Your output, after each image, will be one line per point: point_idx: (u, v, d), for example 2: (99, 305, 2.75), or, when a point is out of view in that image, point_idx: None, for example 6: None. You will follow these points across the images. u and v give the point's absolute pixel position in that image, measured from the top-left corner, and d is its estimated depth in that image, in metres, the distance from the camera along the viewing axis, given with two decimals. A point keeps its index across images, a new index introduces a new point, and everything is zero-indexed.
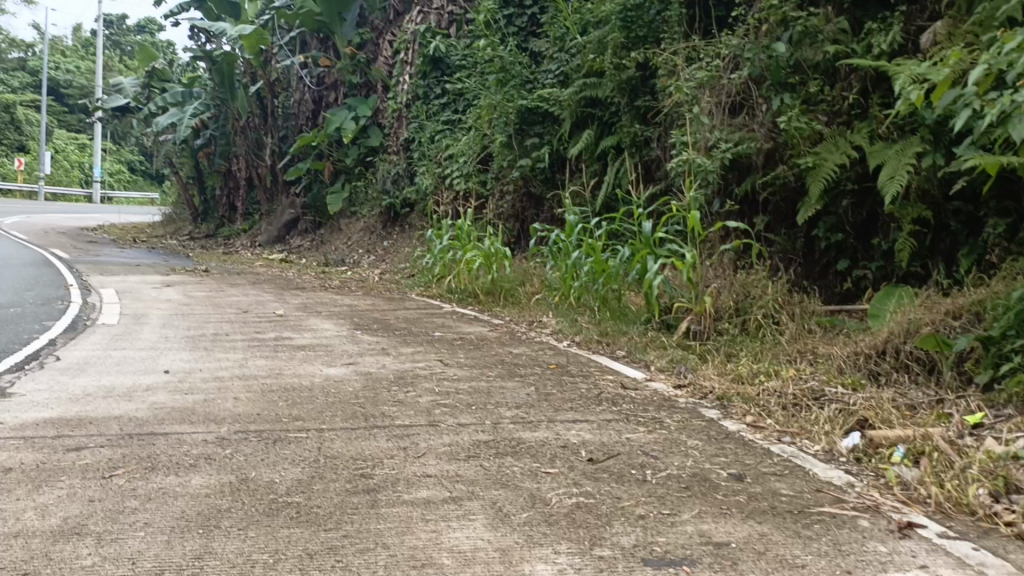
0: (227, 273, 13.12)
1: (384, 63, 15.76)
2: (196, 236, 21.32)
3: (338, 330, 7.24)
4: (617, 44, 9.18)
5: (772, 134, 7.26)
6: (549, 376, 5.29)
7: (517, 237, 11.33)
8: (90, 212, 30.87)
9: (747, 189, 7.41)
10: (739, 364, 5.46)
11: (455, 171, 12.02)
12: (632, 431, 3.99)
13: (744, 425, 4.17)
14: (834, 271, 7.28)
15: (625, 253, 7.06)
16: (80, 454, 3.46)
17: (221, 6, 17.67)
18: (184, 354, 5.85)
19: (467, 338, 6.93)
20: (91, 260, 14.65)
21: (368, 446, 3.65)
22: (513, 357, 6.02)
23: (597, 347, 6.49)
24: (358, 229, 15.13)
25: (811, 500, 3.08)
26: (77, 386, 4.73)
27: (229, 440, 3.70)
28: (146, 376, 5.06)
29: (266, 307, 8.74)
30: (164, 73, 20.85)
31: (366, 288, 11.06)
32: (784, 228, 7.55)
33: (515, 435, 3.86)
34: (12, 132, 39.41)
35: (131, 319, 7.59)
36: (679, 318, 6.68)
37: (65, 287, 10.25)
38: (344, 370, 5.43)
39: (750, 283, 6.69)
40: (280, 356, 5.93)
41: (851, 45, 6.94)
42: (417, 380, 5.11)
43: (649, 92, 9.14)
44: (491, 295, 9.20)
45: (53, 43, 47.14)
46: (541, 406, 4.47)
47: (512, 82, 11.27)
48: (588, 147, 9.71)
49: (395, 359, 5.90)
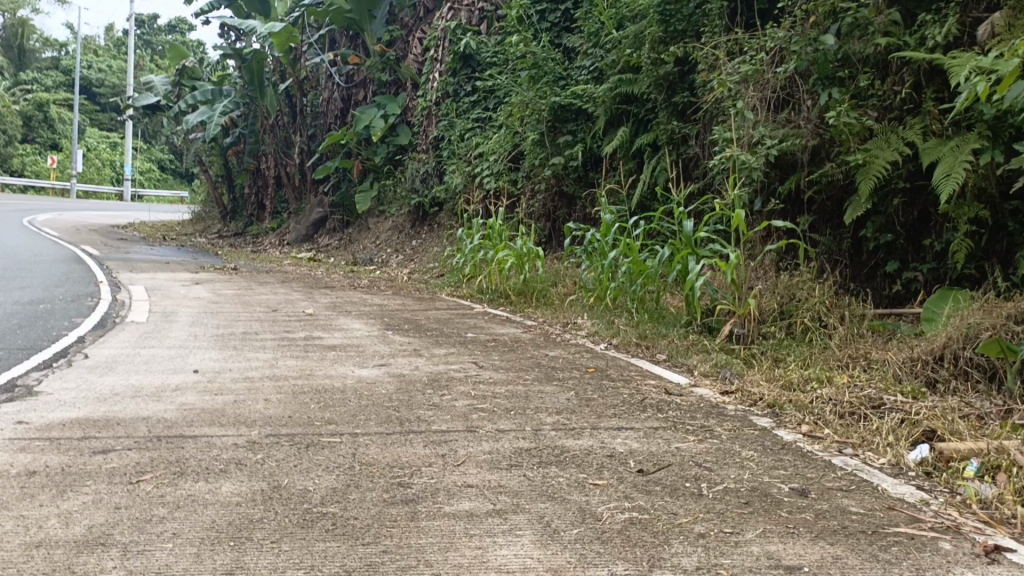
0: (255, 271, 13.08)
1: (414, 61, 15.62)
2: (225, 234, 21.42)
3: (369, 330, 7.09)
4: (654, 38, 8.96)
5: (819, 130, 6.98)
6: (589, 380, 5.09)
7: (549, 236, 11.17)
8: (120, 209, 31.19)
9: (791, 188, 7.14)
10: (788, 369, 5.21)
11: (486, 170, 11.86)
12: (681, 440, 3.75)
13: (800, 434, 3.91)
14: (882, 272, 6.98)
15: (664, 253, 6.84)
16: (107, 457, 3.33)
17: (251, 5, 17.70)
18: (213, 353, 5.73)
19: (500, 339, 6.75)
20: (122, 257, 14.68)
21: (405, 452, 3.48)
22: (549, 359, 5.81)
23: (636, 350, 6.25)
24: (386, 228, 15.03)
25: (885, 519, 2.83)
26: (105, 385, 4.62)
27: (260, 444, 3.55)
28: (174, 375, 4.94)
29: (295, 306, 8.64)
30: (194, 72, 20.96)
31: (395, 287, 10.92)
32: (829, 228, 7.27)
33: (558, 443, 3.66)
34: (46, 130, 40.04)
35: (160, 316, 7.52)
36: (721, 321, 6.43)
37: (95, 283, 10.24)
38: (376, 371, 5.28)
39: (795, 285, 6.43)
40: (311, 356, 5.80)
41: (903, 37, 6.63)
42: (451, 383, 4.94)
43: (687, 88, 8.89)
44: (523, 296, 9.01)
45: (87, 43, 48.01)
46: (583, 411, 4.27)
47: (545, 78, 11.12)
48: (624, 145, 9.52)
49: (427, 360, 5.73)
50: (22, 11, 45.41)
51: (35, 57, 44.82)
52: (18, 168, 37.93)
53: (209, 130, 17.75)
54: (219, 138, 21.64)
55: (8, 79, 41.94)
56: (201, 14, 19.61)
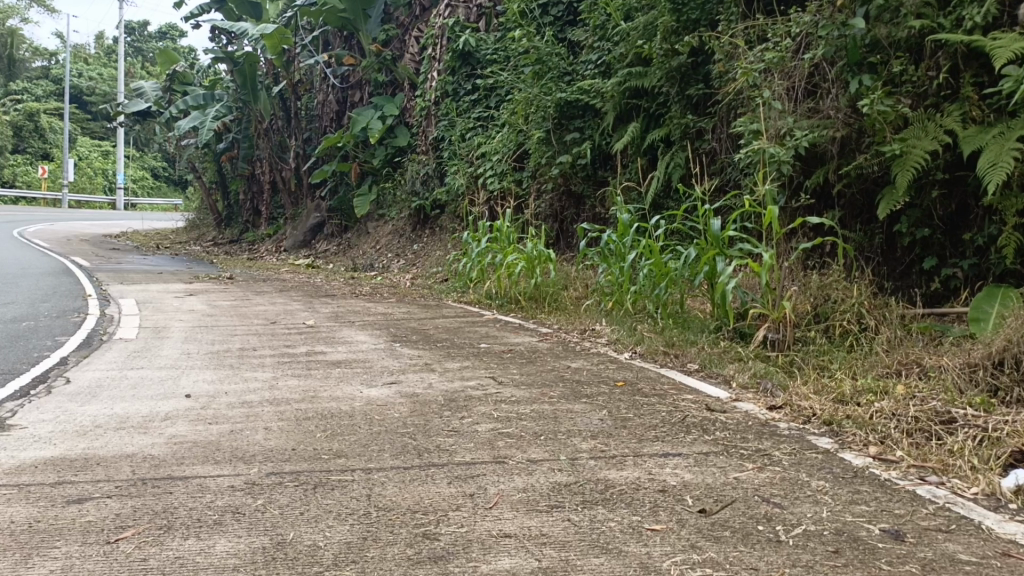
0: (253, 280, 12.63)
1: (411, 60, 15.20)
2: (221, 242, 20.96)
3: (375, 342, 6.65)
4: (666, 28, 8.48)
5: (849, 119, 6.52)
6: (621, 396, 4.65)
7: (556, 238, 10.79)
8: (113, 218, 30.77)
9: (818, 181, 6.71)
10: (837, 380, 4.72)
11: (489, 170, 11.43)
12: (738, 469, 3.29)
13: (870, 459, 3.46)
14: (919, 269, 6.51)
15: (690, 254, 6.39)
16: (83, 508, 2.89)
17: (242, 7, 17.23)
18: (207, 374, 5.28)
19: (515, 350, 6.31)
20: (113, 268, 14.19)
21: (427, 493, 3.05)
22: (572, 372, 5.37)
23: (664, 359, 5.79)
24: (386, 232, 14.59)
25: (1005, 570, 2.36)
26: (86, 415, 4.16)
27: (261, 487, 3.10)
28: (164, 402, 4.48)
29: (295, 317, 8.19)
30: (185, 77, 20.50)
31: (399, 294, 10.49)
32: (860, 223, 6.82)
33: (600, 476, 3.24)
34: (38, 141, 39.67)
35: (151, 332, 7.06)
36: (753, 326, 5.98)
37: (84, 297, 9.77)
38: (386, 391, 4.85)
39: (830, 285, 6.01)
40: (315, 374, 5.35)
41: (938, 19, 6.12)
42: (471, 404, 4.49)
43: (702, 80, 8.46)
44: (534, 301, 8.58)
45: (77, 52, 47.66)
46: (621, 435, 3.84)
47: (550, 74, 10.67)
48: (635, 140, 9.13)
49: (441, 376, 5.29)
50: (11, 21, 44.92)
51: (25, 67, 44.47)
52: (9, 179, 37.36)
53: (201, 135, 17.27)
54: (212, 143, 21.19)
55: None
56: (191, 18, 19.17)
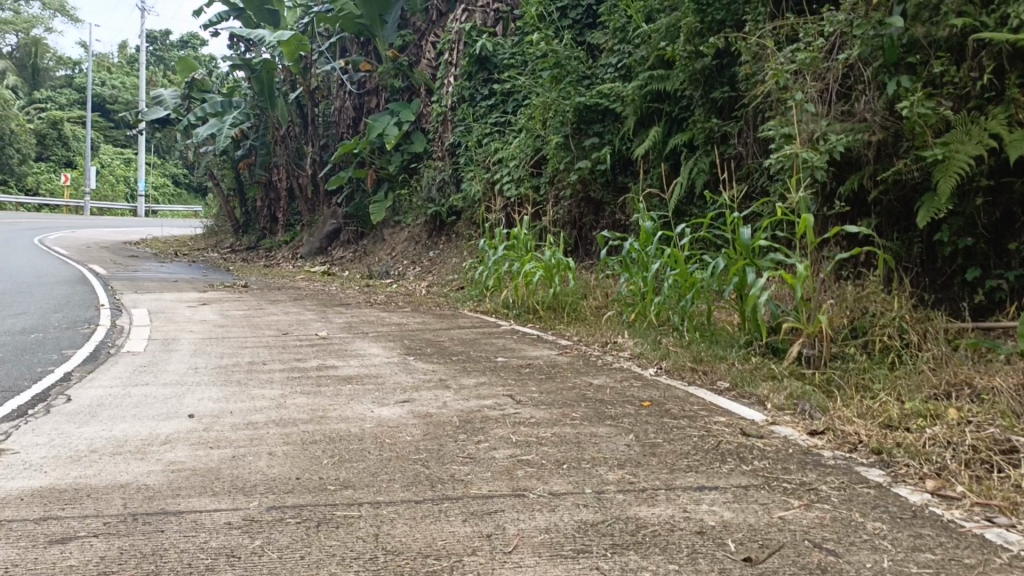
0: (267, 288, 12.45)
1: (427, 65, 14.98)
2: (237, 249, 20.86)
3: (388, 355, 6.39)
4: (690, 29, 8.14)
5: (887, 122, 6.19)
6: (648, 419, 4.36)
7: (574, 245, 10.50)
8: (134, 225, 30.90)
9: (853, 188, 6.41)
10: (882, 403, 4.43)
11: (506, 176, 11.18)
12: (783, 507, 3.02)
13: (928, 495, 3.20)
14: (961, 280, 6.17)
15: (718, 265, 6.09)
16: (66, 550, 2.64)
17: (260, 15, 17.13)
18: (213, 391, 5.04)
19: (534, 364, 6.02)
20: (128, 275, 14.06)
21: (440, 533, 2.77)
22: (594, 390, 5.08)
23: (692, 376, 5.48)
24: (402, 239, 14.36)
25: None
26: (83, 438, 3.92)
27: (260, 524, 2.84)
28: (165, 422, 4.24)
29: (307, 328, 7.96)
30: (203, 84, 20.47)
31: (414, 303, 10.25)
32: (896, 232, 6.51)
33: (630, 513, 2.95)
34: (61, 149, 40.05)
35: (160, 344, 6.85)
36: (787, 341, 5.68)
37: (95, 307, 9.61)
38: (397, 411, 4.59)
39: (868, 298, 5.72)
40: (324, 391, 5.08)
41: (981, 17, 5.72)
42: (488, 426, 4.21)
43: (726, 83, 8.16)
44: (553, 311, 8.30)
45: (99, 60, 48.15)
46: (649, 464, 3.56)
47: (568, 78, 10.40)
48: (657, 145, 8.86)
49: (456, 394, 5.02)
50: (36, 30, 45.45)
51: (48, 76, 45.00)
52: (36, 186, 37.40)
53: (218, 142, 17.19)
54: (229, 150, 21.12)
55: (23, 98, 42.01)
56: (209, 26, 19.13)
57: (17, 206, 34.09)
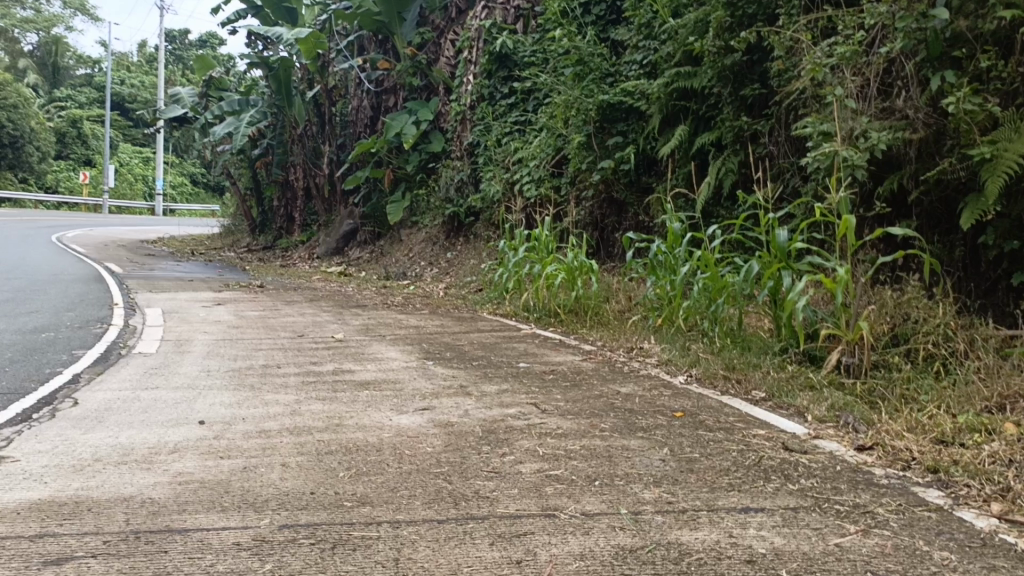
0: (282, 289, 12.30)
1: (446, 64, 14.79)
2: (254, 249, 20.77)
3: (406, 359, 6.19)
4: (720, 24, 7.86)
5: (930, 119, 5.89)
6: (682, 431, 4.12)
7: (596, 247, 10.26)
8: (152, 224, 30.96)
9: (892, 188, 6.14)
10: (933, 416, 4.16)
11: (526, 176, 10.97)
12: (838, 533, 2.77)
13: (995, 520, 2.94)
14: (1005, 286, 5.85)
15: (751, 268, 5.82)
16: (60, 572, 2.44)
17: (278, 13, 17.01)
18: (225, 396, 4.84)
19: (558, 371, 5.78)
20: (144, 275, 13.96)
21: (465, 558, 2.55)
22: (622, 400, 4.83)
23: (725, 386, 5.21)
24: (419, 240, 14.17)
25: None
26: (87, 446, 3.73)
27: (271, 545, 2.63)
28: (174, 429, 4.05)
29: (323, 330, 7.77)
30: (221, 82, 20.42)
31: (432, 305, 10.03)
32: (937, 235, 6.24)
33: (673, 538, 2.71)
34: (80, 148, 40.31)
35: (172, 346, 6.68)
36: (824, 348, 5.41)
37: (109, 306, 9.48)
38: (417, 419, 4.36)
39: (910, 304, 5.46)
40: (341, 397, 4.87)
41: None
42: (513, 437, 3.99)
43: (757, 80, 7.90)
44: (575, 315, 8.06)
45: (119, 60, 48.53)
46: (688, 482, 3.32)
47: (591, 75, 10.16)
48: (683, 144, 8.61)
49: (478, 402, 4.79)
50: (57, 29, 45.82)
51: (69, 75, 45.36)
52: (53, 185, 37.79)
53: (236, 141, 17.09)
54: (247, 149, 21.05)
55: (43, 97, 42.29)
56: (227, 24, 19.07)
57: (37, 205, 34.25)
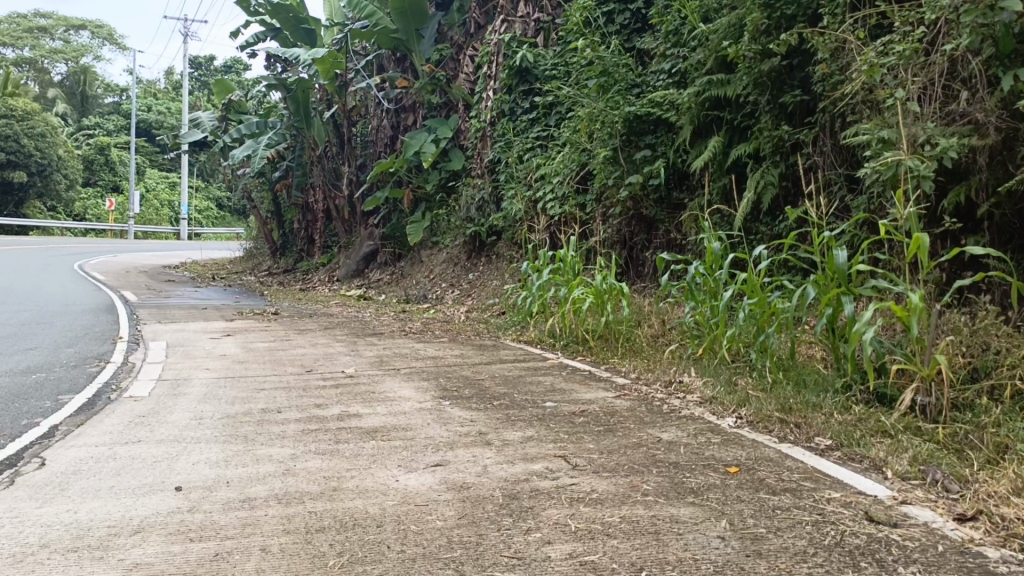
0: (297, 315, 11.84)
1: (465, 80, 14.32)
2: (275, 272, 20.42)
3: (420, 400, 5.58)
4: (756, 27, 7.19)
5: (1003, 123, 5.17)
6: (741, 493, 3.47)
7: (624, 267, 9.68)
8: (176, 248, 30.96)
9: (958, 201, 5.48)
10: None
11: (548, 194, 10.38)
12: None
13: None
14: None
15: (805, 293, 5.13)
16: None
17: (296, 34, 16.70)
18: (212, 452, 4.27)
19: (589, 412, 5.14)
20: (159, 303, 13.60)
21: None
22: (666, 450, 4.18)
23: (783, 430, 4.51)
24: (440, 261, 13.62)
25: None
26: (37, 526, 3.17)
27: None
28: (145, 499, 3.49)
29: (334, 364, 7.22)
30: (240, 105, 20.21)
31: (452, 331, 9.47)
32: (1011, 249, 5.56)
33: None
34: (108, 174, 40.84)
35: (168, 387, 6.16)
36: (895, 386, 4.72)
37: (113, 340, 9.03)
38: (428, 479, 3.76)
39: (992, 330, 4.75)
40: (343, 451, 4.29)
41: None
42: (539, 505, 3.36)
43: (798, 86, 7.23)
44: (604, 342, 7.43)
45: (147, 87, 49.13)
46: (758, 572, 2.67)
47: (616, 87, 9.56)
48: (716, 158, 8.00)
49: (499, 453, 4.19)
50: (86, 58, 46.37)
51: (97, 104, 45.90)
52: (80, 212, 38.22)
53: (254, 164, 16.76)
54: (267, 172, 20.80)
55: (73, 126, 42.84)
56: (247, 47, 18.85)
57: (64, 230, 34.49)
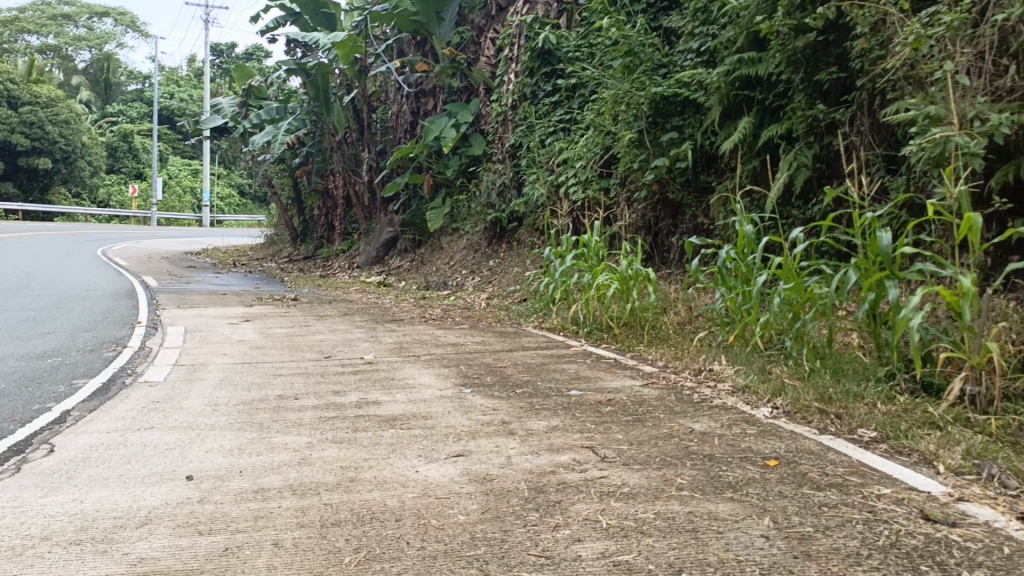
0: (317, 301, 11.71)
1: (486, 63, 14.04)
2: (296, 259, 20.35)
3: (440, 388, 5.39)
4: (791, 2, 6.86)
5: None
6: (783, 489, 3.24)
7: (649, 252, 9.43)
8: (198, 235, 31.02)
9: (1006, 180, 5.20)
10: None
11: (571, 178, 10.13)
12: None
13: None
14: None
15: (845, 277, 4.85)
16: None
17: (316, 19, 16.51)
18: (224, 440, 4.11)
19: (616, 401, 4.92)
20: (179, 288, 13.55)
21: None
22: (699, 443, 3.96)
23: (822, 422, 4.26)
24: (460, 247, 13.44)
25: None
26: (40, 516, 3.03)
27: None
28: (152, 490, 3.33)
29: (353, 351, 7.06)
30: (260, 90, 20.10)
31: (472, 318, 9.28)
32: None
33: None
34: (131, 161, 41.20)
35: (184, 372, 6.03)
36: (942, 375, 4.46)
37: (131, 325, 8.94)
38: (449, 471, 3.57)
39: None
40: (360, 440, 4.11)
41: None
42: (567, 500, 3.16)
43: (834, 63, 6.92)
44: (630, 329, 7.19)
45: (169, 75, 49.29)
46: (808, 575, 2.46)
47: (642, 67, 9.26)
48: (747, 139, 7.72)
49: (523, 444, 4.00)
50: (109, 46, 46.51)
51: (120, 91, 46.11)
52: (104, 199, 38.53)
53: (274, 149, 16.64)
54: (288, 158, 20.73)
55: (96, 113, 43.09)
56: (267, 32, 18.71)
57: (88, 217, 34.77)
